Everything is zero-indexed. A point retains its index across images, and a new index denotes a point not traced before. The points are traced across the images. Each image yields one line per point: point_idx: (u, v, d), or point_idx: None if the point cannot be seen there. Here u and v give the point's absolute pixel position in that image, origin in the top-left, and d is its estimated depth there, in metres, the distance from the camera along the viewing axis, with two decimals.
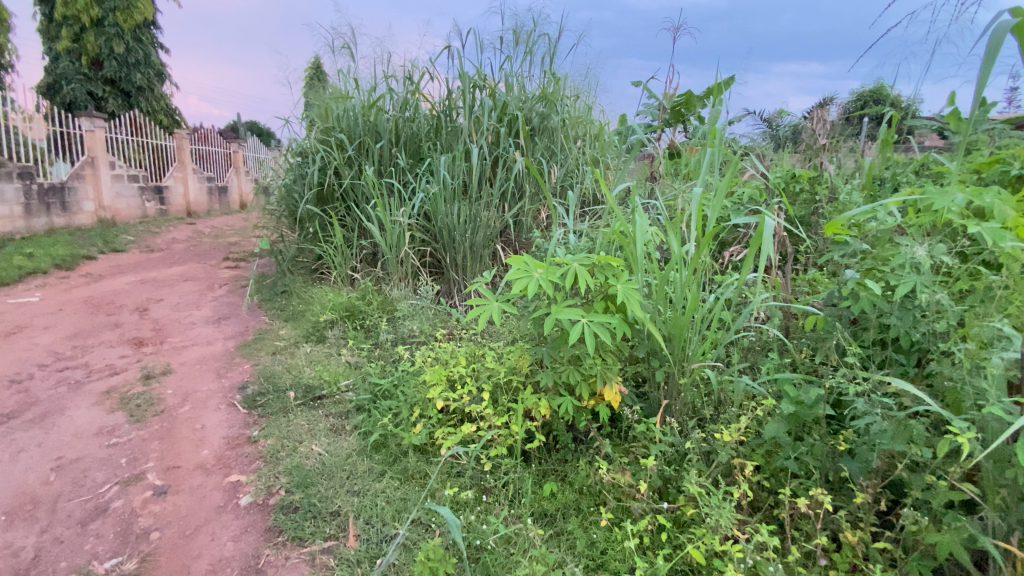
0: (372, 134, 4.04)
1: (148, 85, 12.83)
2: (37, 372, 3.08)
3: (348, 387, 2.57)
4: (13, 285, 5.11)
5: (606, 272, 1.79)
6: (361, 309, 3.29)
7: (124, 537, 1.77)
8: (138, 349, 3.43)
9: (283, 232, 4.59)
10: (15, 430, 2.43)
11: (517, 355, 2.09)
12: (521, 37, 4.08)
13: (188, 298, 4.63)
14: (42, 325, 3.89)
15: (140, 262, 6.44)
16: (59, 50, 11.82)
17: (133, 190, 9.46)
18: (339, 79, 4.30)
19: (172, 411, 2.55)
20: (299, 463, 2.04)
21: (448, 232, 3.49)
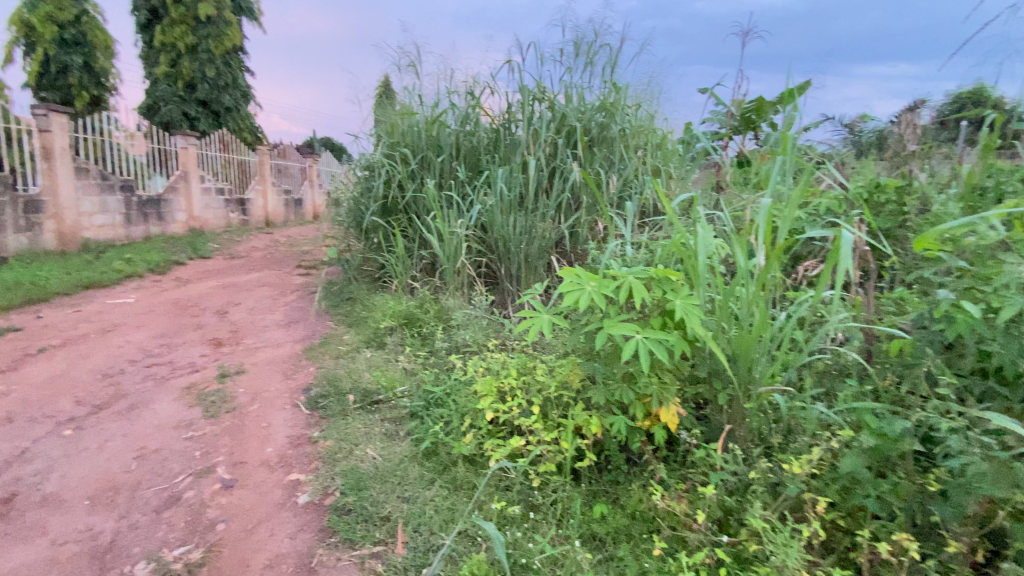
0: (434, 148, 4.18)
1: (235, 106, 14.00)
2: (128, 367, 3.38)
3: (403, 393, 2.62)
4: (115, 287, 5.68)
5: (664, 286, 1.72)
6: (419, 317, 3.38)
7: (193, 527, 1.89)
8: (217, 349, 3.70)
9: (350, 242, 4.81)
10: (106, 420, 2.68)
11: (569, 369, 2.05)
12: (581, 48, 4.07)
13: (262, 303, 4.95)
14: (136, 325, 4.29)
15: (223, 268, 6.98)
16: (160, 76, 13.14)
17: (219, 203, 10.32)
18: (405, 95, 4.46)
19: (243, 409, 2.71)
20: (353, 466, 2.10)
21: (504, 243, 3.51)
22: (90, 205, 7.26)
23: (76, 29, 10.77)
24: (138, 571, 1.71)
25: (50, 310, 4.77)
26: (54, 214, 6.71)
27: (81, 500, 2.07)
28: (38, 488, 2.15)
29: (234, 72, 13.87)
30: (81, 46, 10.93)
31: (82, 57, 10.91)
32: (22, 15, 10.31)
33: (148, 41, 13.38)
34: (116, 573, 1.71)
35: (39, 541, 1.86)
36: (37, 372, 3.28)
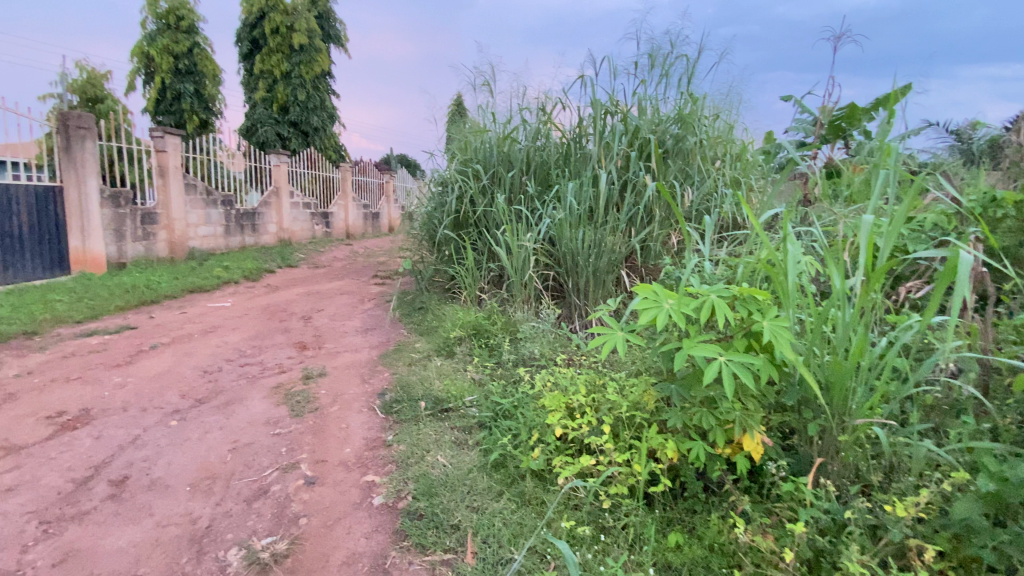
0: (505, 163, 4.27)
1: (322, 126, 15.10)
2: (225, 366, 3.70)
3: (472, 403, 2.66)
4: (215, 292, 6.26)
5: (749, 306, 1.64)
6: (487, 329, 3.43)
7: (279, 519, 2.02)
8: (301, 351, 3.97)
9: (422, 254, 4.99)
10: (206, 413, 2.94)
11: (642, 390, 2.01)
12: (656, 60, 4.02)
13: (342, 310, 5.25)
14: (232, 327, 4.69)
15: (307, 277, 7.49)
16: (258, 100, 14.44)
17: (305, 216, 11.12)
18: (478, 113, 4.60)
19: (324, 410, 2.88)
20: (425, 472, 2.15)
21: (573, 257, 3.49)
22: (196, 217, 8.06)
23: (189, 60, 12.08)
24: (231, 557, 1.85)
25: (161, 311, 5.33)
26: (166, 225, 7.50)
27: (183, 486, 2.28)
28: (148, 472, 2.39)
29: (321, 95, 14.97)
30: (193, 74, 12.26)
31: (193, 85, 12.21)
32: (145, 49, 11.81)
33: (249, 69, 14.76)
34: (212, 556, 1.86)
35: (147, 522, 2.06)
36: (150, 367, 3.67)
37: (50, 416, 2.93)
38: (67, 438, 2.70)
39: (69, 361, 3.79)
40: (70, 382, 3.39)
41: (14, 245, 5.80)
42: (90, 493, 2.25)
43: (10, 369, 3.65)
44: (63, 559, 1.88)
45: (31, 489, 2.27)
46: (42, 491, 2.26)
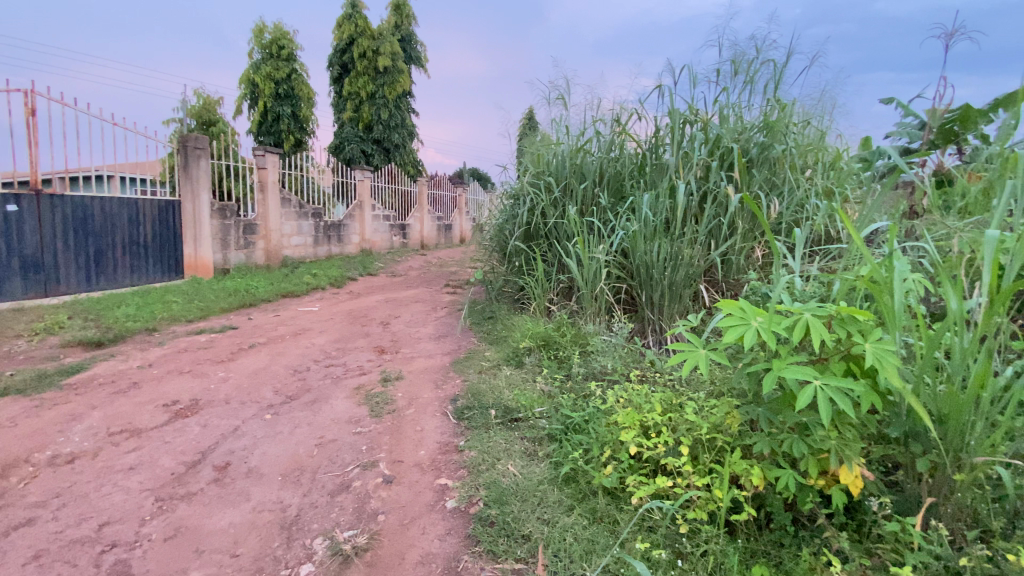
0: (578, 175, 4.27)
1: (401, 142, 15.94)
2: (312, 366, 3.98)
3: (542, 414, 2.66)
4: (305, 297, 6.76)
5: (849, 327, 1.53)
6: (557, 340, 3.42)
7: (359, 514, 2.13)
8: (380, 355, 4.19)
9: (493, 264, 5.08)
10: (295, 409, 3.17)
11: (724, 412, 1.93)
12: (740, 66, 3.88)
13: (417, 317, 5.48)
14: (318, 330, 5.03)
15: (386, 285, 7.90)
16: (345, 120, 15.52)
17: (385, 228, 11.75)
18: (552, 126, 4.65)
19: (401, 412, 3.01)
20: (496, 479, 2.18)
21: (647, 270, 3.40)
22: (289, 228, 8.77)
23: (288, 85, 13.24)
24: (316, 545, 1.97)
25: (258, 313, 5.83)
26: (264, 235, 8.21)
27: (275, 475, 2.47)
28: (246, 461, 2.61)
29: (402, 113, 15.82)
30: (291, 98, 13.42)
31: (290, 107, 13.37)
32: (251, 77, 13.10)
33: (338, 91, 15.90)
34: (300, 543, 1.99)
35: (244, 506, 2.25)
36: (249, 364, 4.02)
37: (166, 404, 3.29)
38: (179, 424, 3.01)
39: (182, 355, 4.24)
40: (182, 374, 3.79)
41: (141, 252, 6.62)
42: (197, 476, 2.49)
43: (135, 360, 4.14)
44: (174, 534, 2.10)
45: (149, 468, 2.56)
46: (158, 471, 2.54)
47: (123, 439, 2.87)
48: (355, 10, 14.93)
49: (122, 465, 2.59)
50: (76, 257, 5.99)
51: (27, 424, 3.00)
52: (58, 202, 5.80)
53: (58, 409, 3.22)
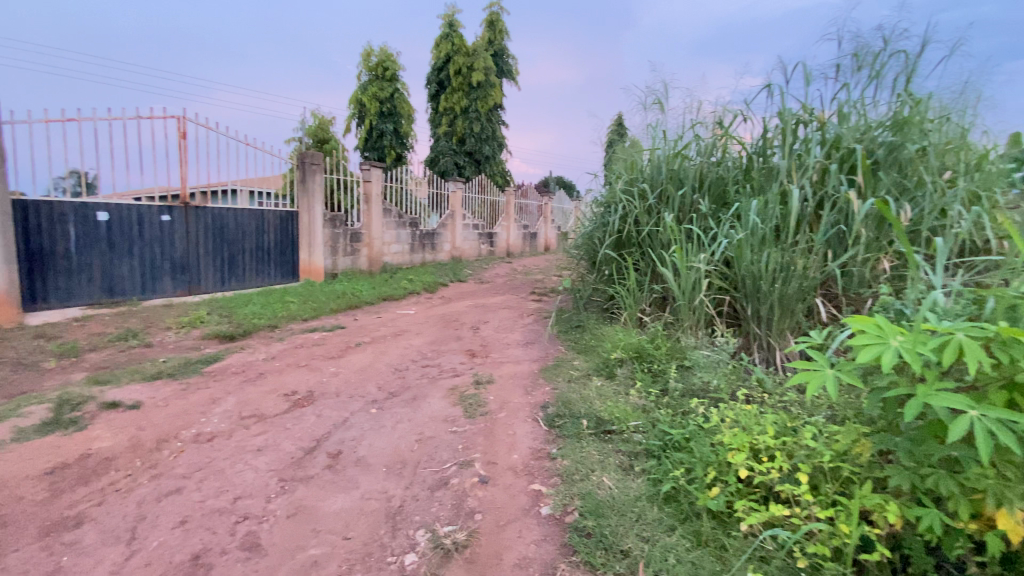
0: (675, 181, 4.12)
1: (491, 154, 16.44)
2: (410, 366, 4.21)
3: (637, 428, 2.57)
4: (401, 301, 7.18)
5: (1014, 351, 1.33)
6: (651, 353, 3.29)
7: (457, 510, 2.21)
8: (472, 358, 4.33)
9: (581, 273, 5.03)
10: (396, 405, 3.37)
11: (851, 439, 1.78)
12: (862, 59, 3.53)
13: (505, 323, 5.59)
14: (414, 332, 5.31)
15: (475, 291, 8.16)
16: (440, 134, 16.33)
17: (474, 236, 12.15)
18: (648, 132, 4.54)
19: (493, 415, 3.08)
20: (591, 491, 2.15)
21: (754, 281, 3.19)
22: (389, 237, 9.38)
23: (391, 104, 14.22)
24: (419, 537, 2.07)
25: (360, 314, 6.29)
26: (367, 243, 8.85)
27: (380, 466, 2.63)
28: (354, 450, 2.82)
29: (492, 125, 16.31)
30: (393, 116, 14.40)
31: (393, 124, 14.36)
32: (359, 98, 14.20)
33: (433, 107, 16.75)
34: (404, 533, 2.10)
35: (353, 493, 2.43)
36: (354, 361, 4.34)
37: (286, 394, 3.64)
38: (297, 413, 3.33)
39: (299, 351, 4.68)
40: (299, 368, 4.18)
41: (264, 257, 7.42)
42: (313, 461, 2.73)
43: (260, 353, 4.64)
44: (295, 512, 2.31)
45: (274, 451, 2.84)
46: (280, 454, 2.81)
47: (252, 423, 3.22)
48: (451, 29, 15.64)
49: (251, 447, 2.91)
50: (213, 259, 6.85)
51: (176, 405, 3.47)
52: (201, 213, 6.66)
53: (199, 393, 3.68)
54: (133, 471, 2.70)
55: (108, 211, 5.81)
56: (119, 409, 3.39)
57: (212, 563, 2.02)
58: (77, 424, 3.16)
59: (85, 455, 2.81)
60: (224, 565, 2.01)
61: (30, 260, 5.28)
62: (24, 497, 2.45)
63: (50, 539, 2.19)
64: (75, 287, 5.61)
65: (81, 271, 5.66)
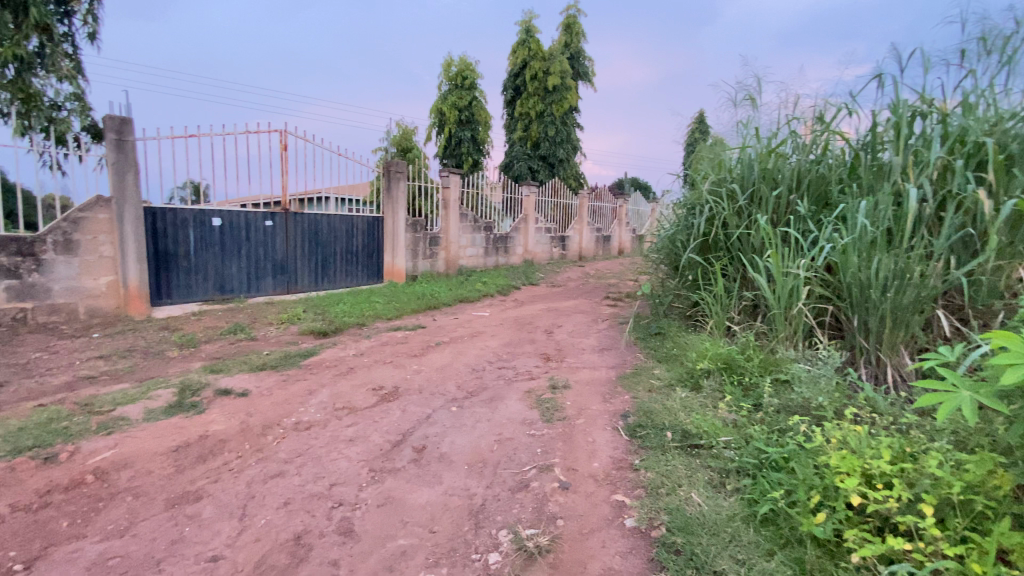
0: (770, 181, 3.87)
1: (565, 158, 16.38)
2: (486, 367, 4.28)
3: (727, 444, 2.44)
4: (476, 303, 7.35)
5: None
6: (741, 365, 3.10)
7: (539, 514, 2.21)
8: (547, 362, 4.33)
9: (661, 277, 4.84)
10: (475, 405, 3.44)
11: (985, 469, 1.58)
12: (995, 41, 3.11)
13: (580, 327, 5.53)
14: (490, 334, 5.41)
15: (547, 294, 8.17)
16: (515, 139, 16.54)
17: (546, 240, 12.18)
18: (738, 129, 4.30)
19: (571, 420, 3.05)
20: (679, 506, 2.08)
21: (862, 290, 2.91)
22: (465, 241, 9.63)
23: (469, 112, 14.63)
24: (502, 537, 2.10)
25: (438, 315, 6.51)
26: (444, 247, 9.16)
27: (462, 463, 2.70)
28: (438, 446, 2.92)
29: (567, 128, 16.24)
30: (471, 123, 14.80)
31: (470, 132, 14.75)
32: (439, 107, 14.73)
33: (509, 112, 16.98)
34: (487, 532, 2.14)
35: (437, 487, 2.51)
36: (435, 360, 4.50)
37: (374, 388, 3.85)
38: (384, 407, 3.50)
39: (384, 348, 4.93)
40: (385, 364, 4.41)
41: (353, 259, 7.92)
42: (400, 454, 2.85)
43: (350, 349, 4.94)
44: (384, 503, 2.43)
45: (364, 442, 3.01)
46: (370, 445, 2.97)
47: (344, 414, 3.43)
48: (528, 35, 15.76)
49: (344, 437, 3.10)
50: (308, 261, 7.40)
51: (278, 394, 3.78)
52: (299, 218, 7.22)
53: (297, 384, 3.99)
54: (242, 453, 2.98)
55: (221, 217, 6.43)
56: (231, 396, 3.76)
57: (312, 544, 2.17)
58: (197, 408, 3.54)
59: (203, 436, 3.13)
60: (322, 547, 2.15)
61: (158, 261, 5.97)
62: (154, 471, 2.78)
63: (176, 510, 2.46)
64: (193, 285, 6.28)
65: (199, 271, 6.32)
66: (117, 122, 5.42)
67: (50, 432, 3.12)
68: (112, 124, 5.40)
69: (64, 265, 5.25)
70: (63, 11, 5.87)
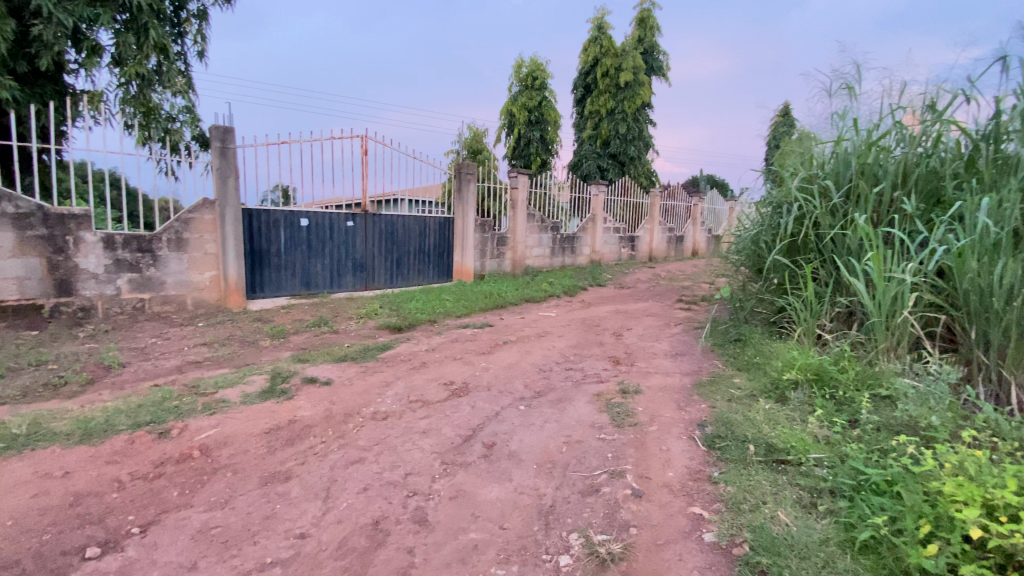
0: (870, 177, 3.54)
1: (636, 155, 15.97)
2: (554, 367, 4.27)
3: (819, 462, 2.27)
4: (543, 303, 7.34)
5: None
6: (835, 378, 2.86)
7: (611, 520, 2.17)
8: (617, 365, 4.24)
9: (742, 281, 4.57)
10: (543, 405, 3.44)
11: None
12: None
13: (651, 331, 5.37)
14: (558, 334, 5.39)
15: (616, 296, 8.00)
16: (584, 138, 16.35)
17: (615, 240, 11.93)
18: (833, 121, 3.97)
19: (643, 427, 2.96)
20: (764, 525, 1.96)
21: (981, 298, 2.59)
22: (532, 241, 9.67)
23: (538, 112, 14.66)
24: (572, 540, 2.08)
25: (506, 314, 6.58)
26: (511, 247, 9.26)
27: (532, 463, 2.71)
28: (507, 444, 2.95)
29: (639, 125, 15.80)
30: (540, 123, 14.82)
31: (539, 132, 14.79)
32: (509, 108, 14.88)
33: (579, 111, 16.82)
34: (557, 533, 2.14)
35: (507, 485, 2.53)
36: (503, 358, 4.55)
37: (445, 383, 3.97)
38: (454, 402, 3.59)
39: (453, 344, 5.06)
40: (455, 360, 4.52)
41: (425, 258, 8.20)
42: (471, 449, 2.91)
43: (422, 344, 5.12)
44: (456, 495, 2.49)
45: (436, 435, 3.10)
46: (442, 438, 3.06)
47: (418, 407, 3.56)
48: (600, 31, 15.50)
49: (418, 429, 3.22)
50: (385, 259, 7.75)
51: (357, 385, 4.00)
52: (377, 219, 7.58)
53: (374, 376, 4.19)
54: (326, 439, 3.17)
55: (308, 218, 6.89)
56: (316, 384, 4.03)
57: (389, 530, 2.27)
58: (286, 394, 3.82)
59: (291, 421, 3.37)
60: (398, 534, 2.24)
61: (253, 258, 6.51)
62: (250, 450, 3.03)
63: (269, 488, 2.67)
64: (283, 281, 6.79)
65: (288, 267, 6.82)
66: (221, 131, 5.95)
67: (164, 410, 3.50)
68: (216, 133, 5.94)
69: (176, 260, 5.86)
70: (177, 32, 6.56)
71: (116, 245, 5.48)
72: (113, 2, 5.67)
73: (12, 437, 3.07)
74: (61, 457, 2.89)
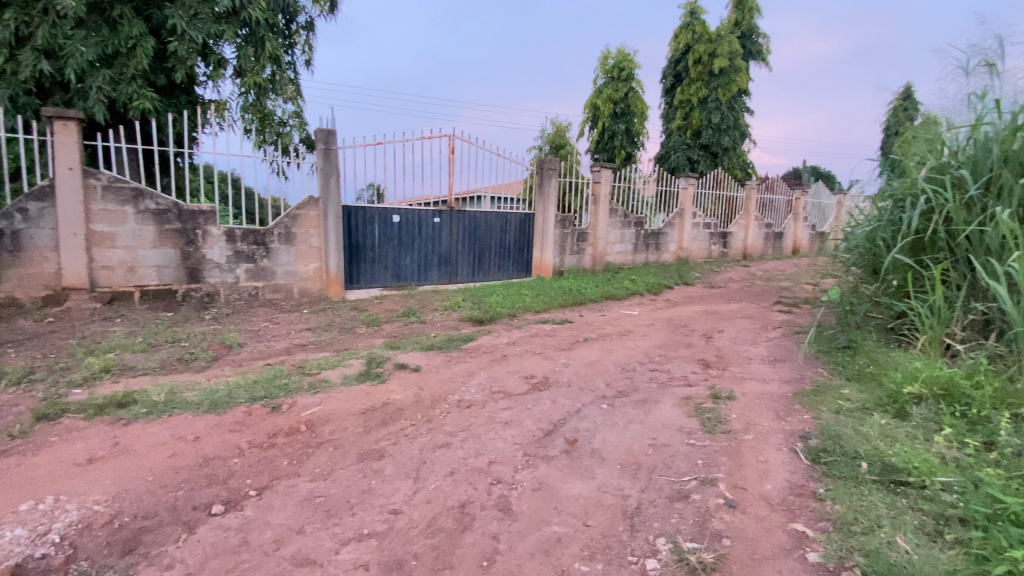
0: (1017, 165, 3.11)
1: (731, 146, 15.03)
2: (637, 367, 4.17)
3: (948, 487, 2.03)
4: (626, 301, 7.18)
5: None
6: (968, 394, 2.54)
7: (701, 529, 2.09)
8: (706, 369, 4.04)
9: (853, 283, 4.16)
10: (627, 405, 3.38)
11: None
12: None
13: (744, 334, 5.06)
14: (641, 333, 5.24)
15: (704, 295, 7.62)
16: (673, 129, 15.68)
17: (704, 236, 11.35)
18: (970, 102, 3.49)
19: (738, 435, 2.81)
20: (880, 550, 1.79)
21: None
22: (615, 236, 9.49)
23: (624, 104, 14.29)
24: (660, 545, 2.03)
25: (587, 311, 6.52)
26: (592, 243, 9.15)
27: (615, 463, 2.67)
28: (590, 441, 2.93)
29: (735, 113, 14.84)
30: (626, 115, 14.44)
31: (624, 124, 14.42)
32: (593, 102, 14.63)
33: (668, 101, 16.15)
34: (643, 536, 2.10)
35: (590, 483, 2.52)
36: (585, 355, 4.52)
37: (526, 376, 4.02)
38: (536, 396, 3.63)
39: (535, 339, 5.11)
40: (537, 355, 4.56)
41: (506, 254, 8.35)
42: (553, 444, 2.93)
43: (504, 338, 5.23)
44: (539, 487, 2.52)
45: (518, 427, 3.16)
46: (524, 431, 3.11)
47: (501, 398, 3.65)
48: (693, 17, 14.77)
49: (501, 419, 3.29)
50: (468, 254, 7.98)
51: (443, 373, 4.17)
52: (461, 215, 7.82)
53: (459, 366, 4.35)
54: (415, 422, 3.35)
55: (399, 214, 7.27)
56: (406, 370, 4.26)
57: (475, 515, 2.35)
58: (380, 378, 4.10)
59: (384, 403, 3.60)
60: (483, 519, 2.32)
61: (351, 251, 6.99)
62: (348, 428, 3.28)
63: (365, 464, 2.87)
64: (376, 273, 7.23)
65: (381, 261, 7.25)
66: (325, 134, 6.46)
67: (274, 387, 3.88)
68: (321, 135, 6.45)
69: (285, 252, 6.46)
70: (287, 43, 7.20)
71: (236, 238, 6.15)
72: (236, 19, 6.32)
73: (154, 403, 3.57)
74: (193, 423, 3.32)
